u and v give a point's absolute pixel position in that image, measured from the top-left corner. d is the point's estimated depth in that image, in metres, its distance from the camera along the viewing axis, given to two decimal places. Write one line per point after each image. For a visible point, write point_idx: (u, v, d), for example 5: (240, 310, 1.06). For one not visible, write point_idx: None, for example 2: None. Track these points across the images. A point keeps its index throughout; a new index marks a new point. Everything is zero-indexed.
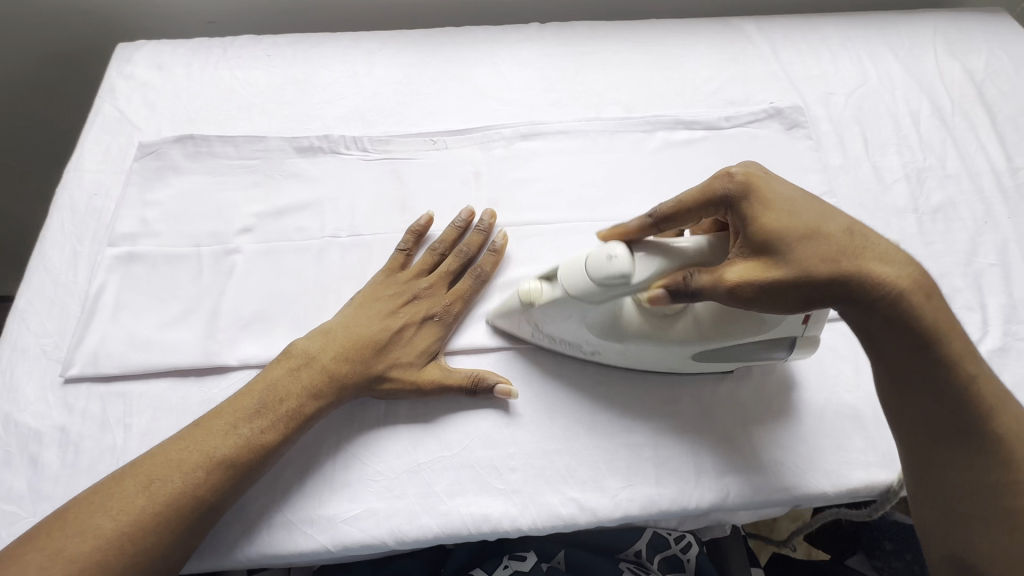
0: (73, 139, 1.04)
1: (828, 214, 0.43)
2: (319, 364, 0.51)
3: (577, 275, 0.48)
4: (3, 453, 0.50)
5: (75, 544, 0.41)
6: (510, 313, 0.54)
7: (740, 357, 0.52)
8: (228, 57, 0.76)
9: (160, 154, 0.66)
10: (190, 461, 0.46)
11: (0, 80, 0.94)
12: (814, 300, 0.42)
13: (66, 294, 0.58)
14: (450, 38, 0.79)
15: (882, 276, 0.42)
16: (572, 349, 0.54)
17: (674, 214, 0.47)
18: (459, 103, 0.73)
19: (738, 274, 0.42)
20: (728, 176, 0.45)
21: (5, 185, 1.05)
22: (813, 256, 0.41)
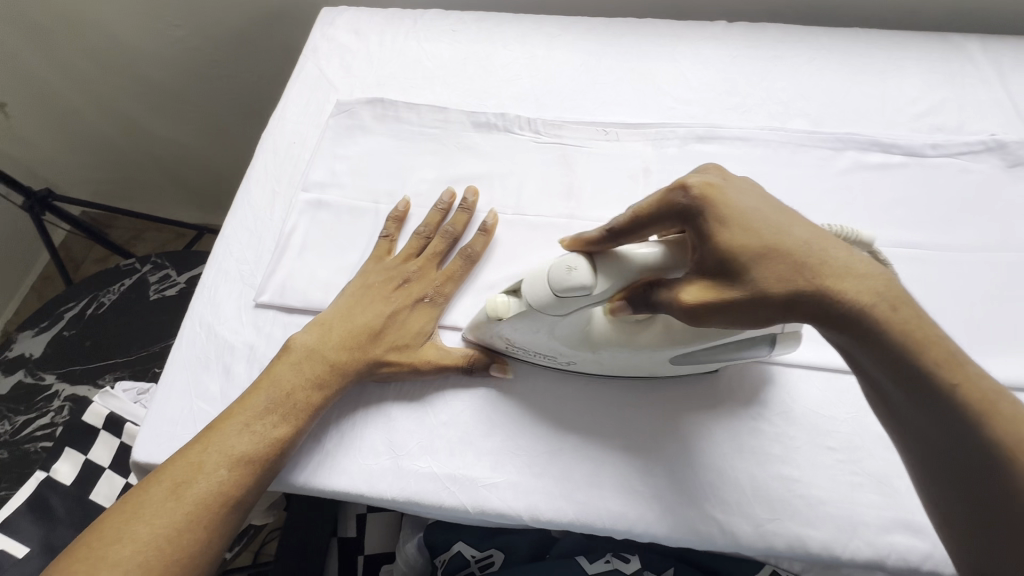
0: (267, 106, 1.22)
1: (784, 227, 0.38)
2: (315, 356, 0.54)
3: (537, 285, 0.46)
4: (204, 357, 0.57)
5: (117, 549, 0.44)
6: (481, 327, 0.53)
7: (719, 357, 0.50)
8: (418, 29, 0.80)
9: (352, 113, 0.71)
10: (212, 460, 0.48)
11: (225, 45, 1.10)
12: (774, 319, 0.38)
13: (263, 229, 0.65)
14: (631, 29, 0.78)
15: (849, 296, 0.36)
16: (549, 360, 0.53)
17: (630, 228, 0.44)
18: (635, 97, 0.72)
19: (693, 297, 0.40)
20: (682, 189, 0.42)
21: (218, 136, 1.29)
22: (767, 275, 0.37)
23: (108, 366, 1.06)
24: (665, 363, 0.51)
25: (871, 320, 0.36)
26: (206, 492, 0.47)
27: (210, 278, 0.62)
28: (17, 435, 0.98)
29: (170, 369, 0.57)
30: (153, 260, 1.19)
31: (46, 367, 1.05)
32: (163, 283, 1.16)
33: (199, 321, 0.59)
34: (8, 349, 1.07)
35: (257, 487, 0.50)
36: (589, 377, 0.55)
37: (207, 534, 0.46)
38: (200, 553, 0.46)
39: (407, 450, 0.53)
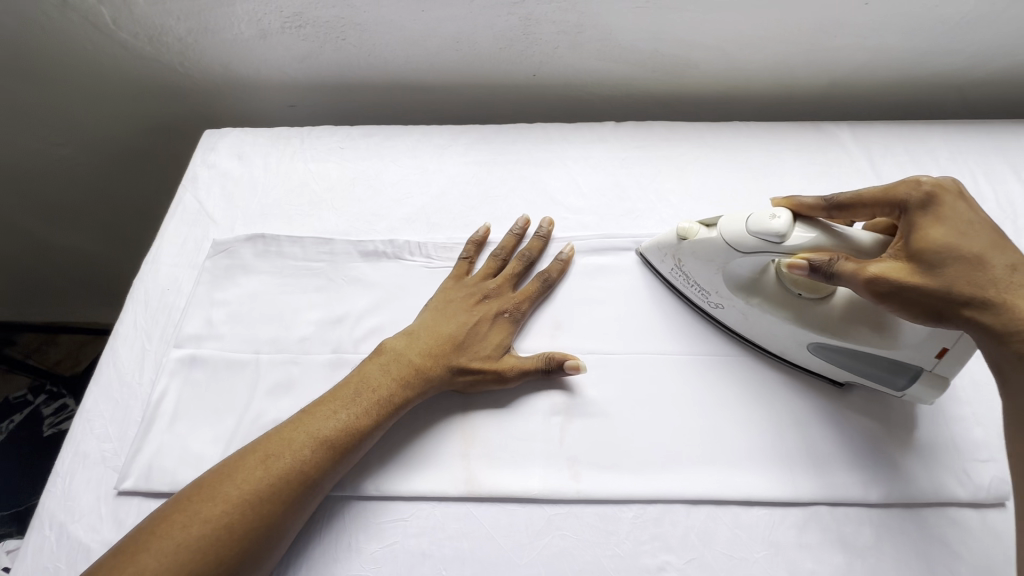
0: (162, 207, 1.13)
1: (994, 247, 0.46)
2: (405, 357, 0.56)
3: (735, 226, 0.54)
4: (51, 568, 0.50)
5: (208, 508, 0.45)
6: (661, 247, 0.62)
7: (861, 370, 0.54)
8: (305, 149, 0.77)
9: (231, 253, 0.67)
10: (302, 442, 0.50)
11: (109, 156, 1.03)
12: (944, 313, 0.45)
13: (130, 396, 0.59)
14: (522, 135, 0.77)
15: (1018, 312, 0.43)
16: (700, 297, 0.60)
17: (850, 203, 0.52)
18: (527, 208, 0.71)
19: (882, 271, 0.46)
20: (916, 184, 0.49)
21: (122, 244, 1.21)
22: (961, 277, 0.45)
23: None
24: (799, 346, 0.56)
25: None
26: (292, 472, 0.48)
27: (65, 464, 0.55)
28: None
29: None
30: (48, 389, 1.11)
31: None
32: (59, 414, 1.07)
33: (49, 521, 0.52)
34: None
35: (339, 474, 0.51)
36: (488, 541, 0.51)
37: (285, 507, 0.47)
38: (280, 527, 0.47)
39: None
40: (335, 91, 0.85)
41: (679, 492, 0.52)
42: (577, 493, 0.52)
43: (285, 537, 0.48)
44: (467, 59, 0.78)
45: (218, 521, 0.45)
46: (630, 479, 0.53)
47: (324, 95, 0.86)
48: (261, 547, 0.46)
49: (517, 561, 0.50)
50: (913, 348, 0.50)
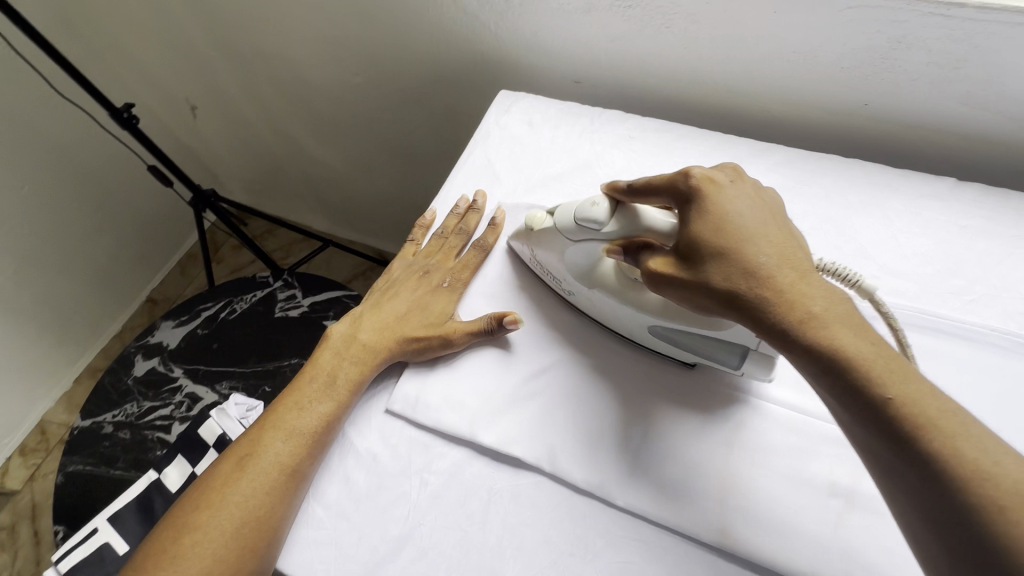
0: (425, 149, 1.24)
1: (747, 236, 0.46)
2: (357, 343, 0.62)
3: (566, 213, 0.57)
4: (328, 460, 0.57)
5: (202, 518, 0.51)
6: (518, 236, 0.64)
7: (694, 349, 0.55)
8: (593, 130, 0.76)
9: (513, 216, 0.69)
10: (272, 437, 0.56)
11: (393, 95, 1.12)
12: (717, 306, 0.45)
13: None
14: (836, 168, 0.69)
15: (776, 300, 0.42)
16: (555, 283, 0.63)
17: (643, 193, 0.53)
18: (831, 253, 0.63)
19: (654, 266, 0.49)
20: (686, 177, 0.50)
21: (396, 176, 1.39)
22: (720, 268, 0.45)
23: (227, 374, 1.14)
24: (642, 330, 0.57)
25: (801, 326, 0.41)
26: (263, 461, 0.54)
27: None
28: (139, 420, 1.12)
29: None
30: (285, 277, 1.25)
31: (176, 360, 1.18)
32: (288, 302, 1.22)
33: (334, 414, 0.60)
34: (150, 336, 1.21)
35: (317, 456, 0.56)
36: None
37: (274, 495, 0.52)
38: (275, 517, 0.52)
39: None
40: (629, 77, 0.82)
41: None
42: None
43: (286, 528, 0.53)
44: (796, 73, 0.71)
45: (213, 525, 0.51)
46: None
47: (616, 80, 0.84)
48: (262, 540, 0.51)
49: None
50: (736, 329, 0.51)
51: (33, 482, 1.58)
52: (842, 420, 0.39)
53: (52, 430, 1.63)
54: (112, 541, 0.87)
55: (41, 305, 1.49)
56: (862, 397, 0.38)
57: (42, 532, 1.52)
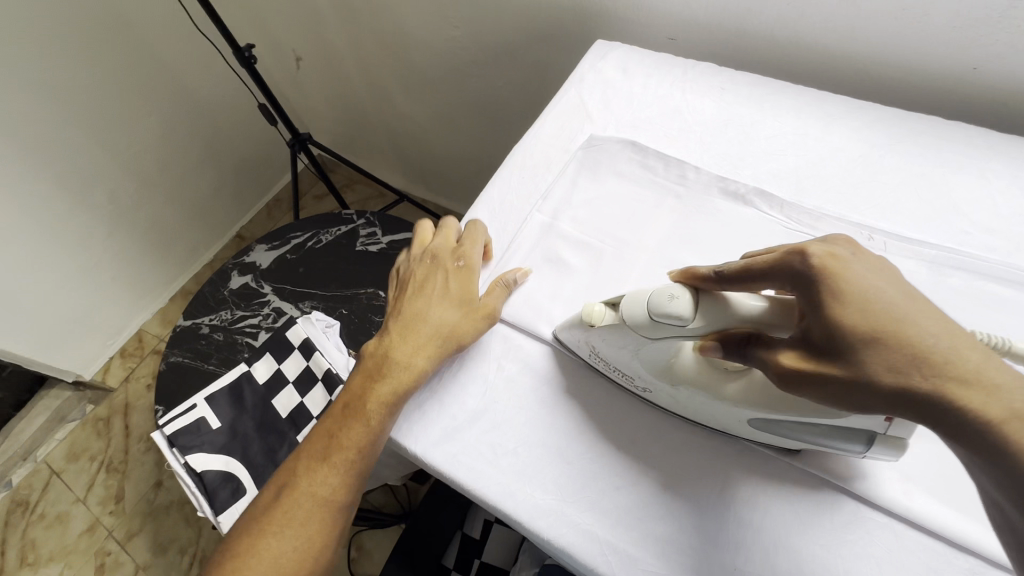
0: (511, 106, 1.30)
1: (905, 318, 0.36)
2: (388, 365, 0.58)
3: (636, 304, 0.50)
4: None
5: (252, 557, 0.55)
6: (573, 329, 0.57)
7: (809, 440, 0.48)
8: (686, 80, 0.79)
9: (601, 149, 0.73)
10: (309, 472, 0.57)
11: (489, 50, 1.18)
12: (872, 406, 0.37)
13: (496, 234, 0.69)
14: (936, 128, 0.68)
15: (959, 401, 0.32)
16: (624, 379, 0.56)
17: (739, 275, 0.46)
18: (919, 206, 0.63)
19: (786, 360, 0.42)
20: (802, 253, 0.42)
21: (478, 132, 1.46)
22: (877, 363, 0.36)
23: (310, 294, 1.26)
24: (740, 423, 0.51)
25: (1001, 439, 0.31)
26: (301, 493, 0.56)
27: None
28: (231, 325, 1.25)
29: None
30: (367, 216, 1.35)
31: (266, 278, 1.30)
32: (369, 238, 1.31)
33: None
34: (245, 255, 1.33)
35: (356, 482, 0.57)
36: (786, 504, 0.50)
37: (322, 531, 0.56)
38: (323, 540, 0.56)
39: (628, 487, 0.53)
40: (727, 35, 0.83)
41: None
42: (902, 508, 0.48)
43: (335, 543, 0.58)
44: (904, 32, 0.70)
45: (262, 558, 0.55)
46: (970, 526, 0.47)
47: (712, 36, 0.85)
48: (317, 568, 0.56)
49: (801, 529, 0.49)
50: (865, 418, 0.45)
51: (128, 382, 1.76)
52: None
53: (148, 339, 1.82)
54: (206, 416, 0.97)
55: (152, 225, 1.67)
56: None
57: (133, 426, 1.70)
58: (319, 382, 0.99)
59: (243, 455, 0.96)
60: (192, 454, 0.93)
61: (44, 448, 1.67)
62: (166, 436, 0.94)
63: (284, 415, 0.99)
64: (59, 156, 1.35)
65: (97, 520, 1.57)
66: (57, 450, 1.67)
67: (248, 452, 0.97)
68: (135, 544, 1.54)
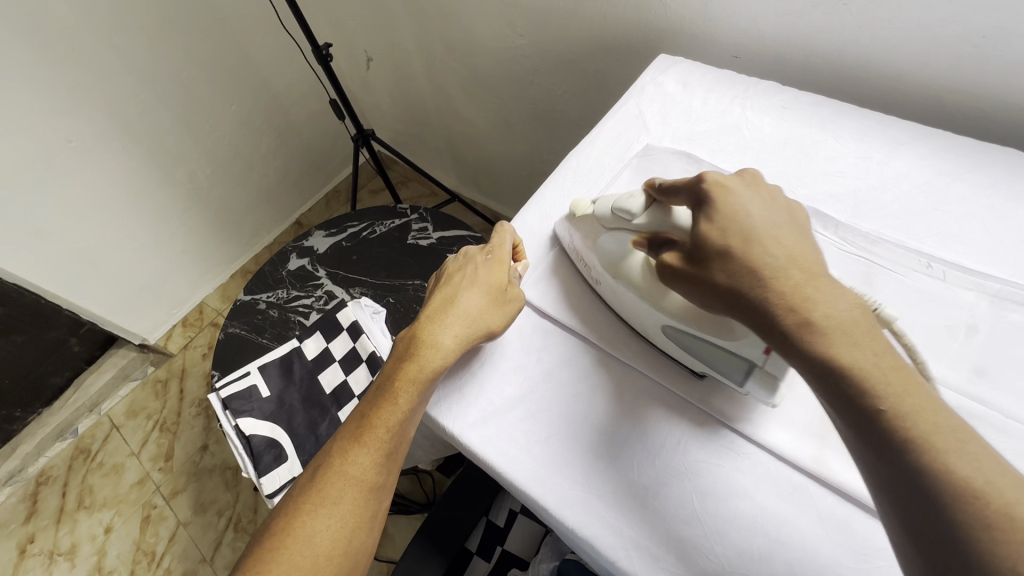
0: (566, 114, 1.33)
1: (755, 239, 0.46)
2: (421, 347, 0.60)
3: (607, 205, 0.61)
4: None
5: (284, 548, 0.53)
6: (565, 222, 0.68)
7: (704, 357, 0.56)
8: (747, 97, 0.79)
9: (655, 159, 0.74)
10: (343, 455, 0.56)
11: (551, 59, 1.21)
12: (717, 303, 0.47)
13: (545, 233, 0.72)
14: (1012, 161, 0.65)
15: (784, 307, 0.43)
16: (586, 270, 0.66)
17: (671, 188, 0.53)
18: (984, 238, 0.61)
19: (665, 258, 0.51)
20: (701, 180, 0.51)
21: (533, 139, 1.49)
22: (722, 270, 0.47)
23: (361, 281, 1.32)
24: (657, 328, 0.58)
25: (810, 338, 0.41)
26: (333, 477, 0.55)
27: None
28: (286, 303, 1.33)
29: None
30: (420, 211, 1.40)
31: (322, 262, 1.37)
32: (420, 232, 1.37)
33: None
34: (304, 239, 1.41)
35: (388, 466, 0.57)
36: (813, 522, 0.51)
37: (357, 518, 0.54)
38: (357, 528, 0.54)
39: (659, 493, 0.54)
40: (794, 55, 0.83)
41: None
42: None
43: (369, 538, 0.55)
44: (983, 60, 0.68)
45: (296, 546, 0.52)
46: None
47: (779, 56, 0.85)
48: (349, 562, 0.53)
49: (829, 552, 0.50)
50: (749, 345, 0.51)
51: (186, 350, 1.89)
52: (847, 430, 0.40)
53: (208, 311, 1.94)
54: (257, 385, 1.03)
55: (223, 206, 1.80)
56: (855, 403, 0.39)
57: (187, 391, 1.82)
58: (363, 363, 1.04)
59: (288, 425, 1.01)
60: (242, 418, 1.00)
61: (108, 402, 1.82)
62: (221, 398, 1.02)
63: (328, 390, 1.05)
64: (151, 136, 1.49)
65: (147, 474, 1.69)
66: (119, 406, 1.81)
67: (292, 421, 1.02)
68: (178, 500, 1.64)
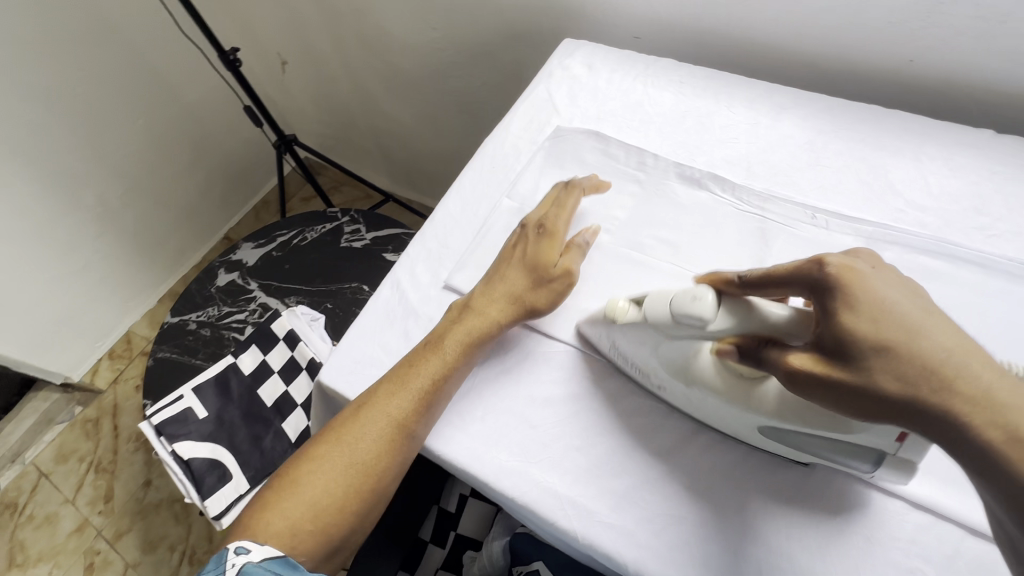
0: (490, 105, 1.34)
1: (920, 335, 0.39)
2: (471, 311, 0.61)
3: (661, 305, 0.51)
4: (391, 315, 0.67)
5: (318, 464, 0.55)
6: (596, 324, 0.59)
7: (818, 452, 0.49)
8: (648, 74, 0.83)
9: (567, 140, 0.77)
10: (382, 396, 0.57)
11: (468, 50, 1.22)
12: (881, 414, 0.40)
13: (467, 220, 0.73)
14: (878, 116, 0.73)
15: (971, 420, 0.36)
16: (642, 376, 0.57)
17: (765, 280, 0.48)
18: (858, 188, 0.68)
19: (796, 362, 0.43)
20: (820, 264, 0.44)
21: (461, 132, 1.49)
22: (886, 372, 0.39)
23: (296, 290, 1.29)
24: (750, 429, 0.52)
25: (998, 453, 0.35)
26: (370, 413, 0.57)
27: (425, 232, 0.72)
28: (219, 321, 1.28)
29: (363, 314, 0.67)
30: (352, 214, 1.38)
31: (253, 275, 1.32)
32: (353, 234, 1.35)
33: (393, 284, 0.69)
34: (232, 253, 1.36)
35: (424, 419, 0.57)
36: (729, 460, 0.54)
37: (386, 455, 0.56)
38: (382, 467, 0.56)
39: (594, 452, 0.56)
40: (688, 33, 0.88)
41: (952, 512, 0.49)
42: None
43: (391, 477, 0.57)
44: (846, 28, 0.75)
45: (325, 466, 0.55)
46: (901, 476, 0.51)
47: (675, 35, 0.90)
48: (371, 487, 0.56)
49: (750, 488, 0.53)
50: (876, 435, 0.45)
51: (117, 384, 1.77)
52: None
53: (137, 340, 1.83)
54: (194, 406, 0.98)
55: (141, 227, 1.70)
56: None
57: (123, 427, 1.71)
58: (304, 371, 1.05)
59: (230, 442, 0.98)
60: (179, 443, 0.94)
61: (32, 450, 1.68)
62: (151, 426, 0.95)
63: (270, 402, 1.04)
64: (47, 158, 1.37)
65: (86, 519, 1.58)
66: (46, 452, 1.68)
67: (234, 439, 0.99)
68: (124, 542, 1.55)
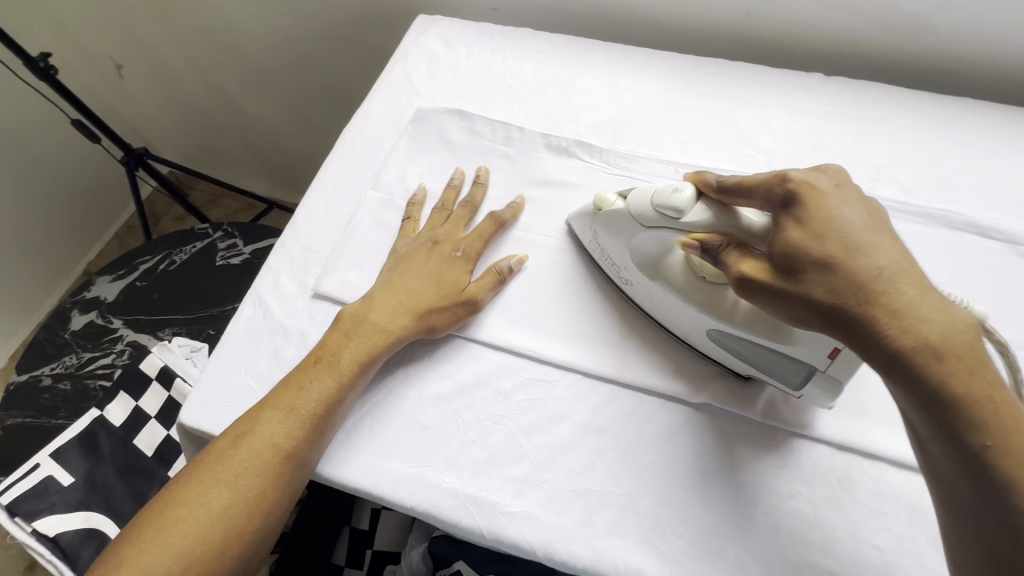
0: (361, 93, 1.25)
1: (862, 249, 0.41)
2: (368, 323, 0.56)
3: (643, 198, 0.54)
4: (256, 335, 0.60)
5: (189, 503, 0.48)
6: (582, 217, 0.61)
7: (755, 362, 0.52)
8: (507, 46, 0.81)
9: (430, 121, 0.73)
10: (266, 421, 0.51)
11: (325, 36, 1.13)
12: (812, 320, 0.42)
13: (332, 220, 0.67)
14: (724, 69, 0.76)
15: (895, 330, 0.38)
16: (612, 273, 0.59)
17: (734, 190, 0.50)
18: (714, 140, 0.71)
19: (744, 270, 0.45)
20: (784, 179, 0.46)
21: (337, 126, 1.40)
22: (824, 283, 0.41)
23: (169, 321, 1.15)
24: (700, 333, 0.54)
25: (909, 357, 0.37)
26: (252, 439, 0.50)
27: (287, 238, 0.66)
28: (78, 371, 1.11)
29: (225, 339, 0.60)
30: (224, 228, 1.25)
31: (115, 312, 1.16)
32: (229, 250, 1.22)
33: (255, 300, 0.62)
34: (85, 290, 1.19)
35: (316, 441, 0.52)
36: (623, 423, 0.54)
37: (272, 486, 0.50)
38: (268, 503, 0.49)
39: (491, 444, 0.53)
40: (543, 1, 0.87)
41: (823, 433, 0.53)
42: (724, 405, 0.54)
43: (277, 515, 0.50)
44: None
45: (196, 506, 0.48)
46: (776, 408, 0.54)
47: (530, 5, 0.88)
48: (254, 525, 0.49)
49: (646, 448, 0.53)
50: (812, 348, 0.47)
51: None
52: (936, 453, 0.38)
53: None
54: (56, 474, 0.84)
55: None
56: (956, 430, 0.36)
57: None
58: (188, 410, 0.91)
59: (107, 507, 0.86)
60: (40, 520, 0.80)
61: None
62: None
63: (150, 452, 0.92)
64: None
65: None
66: None
67: (112, 501, 0.87)
68: None
